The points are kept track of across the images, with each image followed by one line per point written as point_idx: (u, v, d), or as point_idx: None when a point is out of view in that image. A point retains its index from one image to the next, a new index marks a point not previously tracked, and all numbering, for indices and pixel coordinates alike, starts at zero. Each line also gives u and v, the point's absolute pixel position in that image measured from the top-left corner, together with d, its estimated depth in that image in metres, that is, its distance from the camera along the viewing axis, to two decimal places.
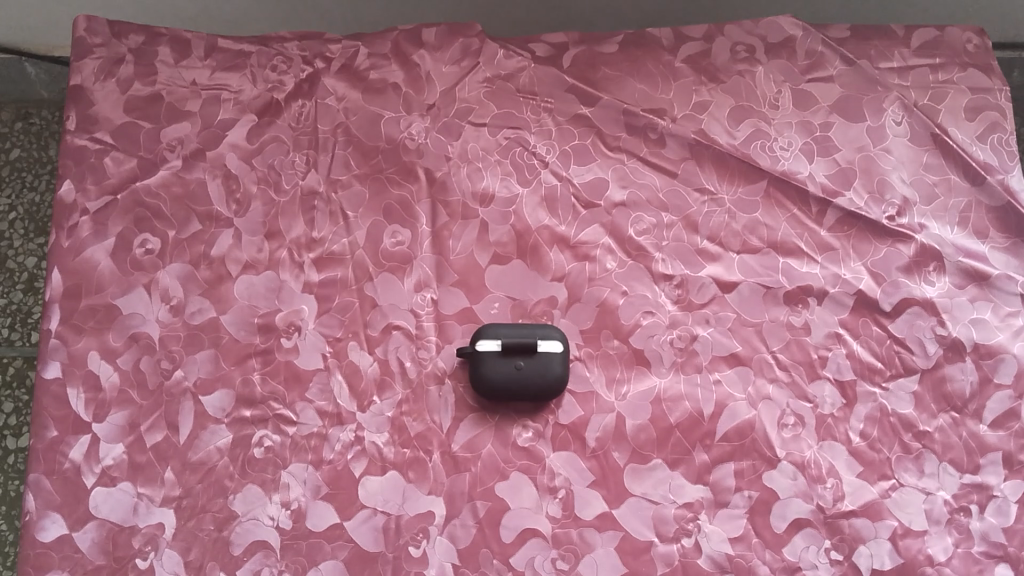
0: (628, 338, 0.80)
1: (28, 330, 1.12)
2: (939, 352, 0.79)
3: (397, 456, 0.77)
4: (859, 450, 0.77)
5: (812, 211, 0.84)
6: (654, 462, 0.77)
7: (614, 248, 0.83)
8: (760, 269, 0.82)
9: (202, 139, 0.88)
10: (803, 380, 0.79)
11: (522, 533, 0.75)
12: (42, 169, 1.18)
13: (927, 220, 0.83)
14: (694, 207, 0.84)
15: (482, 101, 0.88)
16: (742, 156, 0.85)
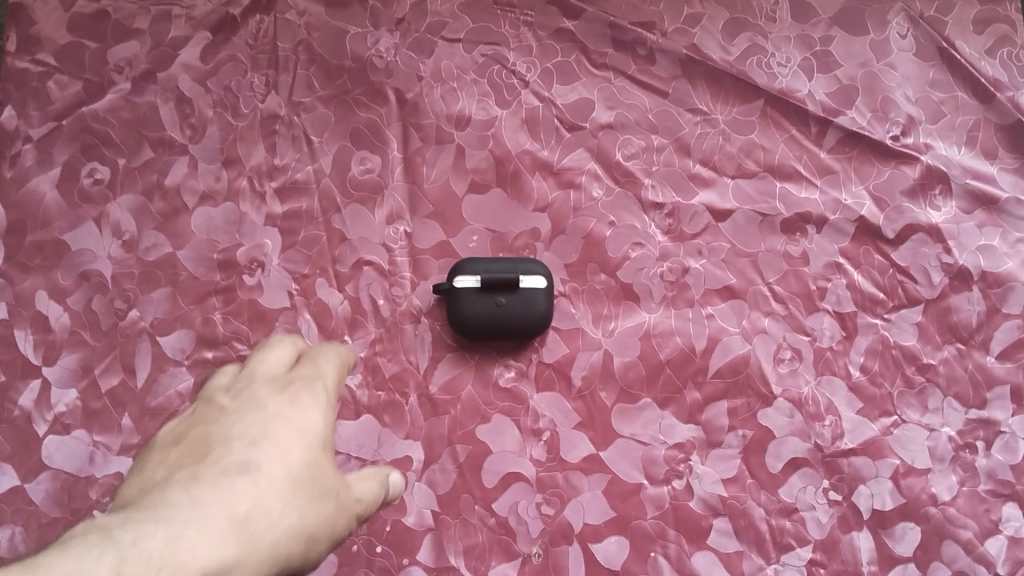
0: (616, 271, 0.75)
1: None
2: (944, 281, 0.74)
3: (372, 400, 0.72)
4: (860, 386, 0.73)
5: (811, 133, 0.78)
6: (644, 402, 0.73)
7: (600, 175, 0.78)
8: (755, 195, 0.77)
9: (153, 60, 0.80)
10: (801, 313, 0.74)
11: (505, 477, 0.71)
12: None
13: (933, 139, 0.78)
14: (686, 128, 0.79)
15: (456, 15, 0.81)
16: (737, 73, 0.79)
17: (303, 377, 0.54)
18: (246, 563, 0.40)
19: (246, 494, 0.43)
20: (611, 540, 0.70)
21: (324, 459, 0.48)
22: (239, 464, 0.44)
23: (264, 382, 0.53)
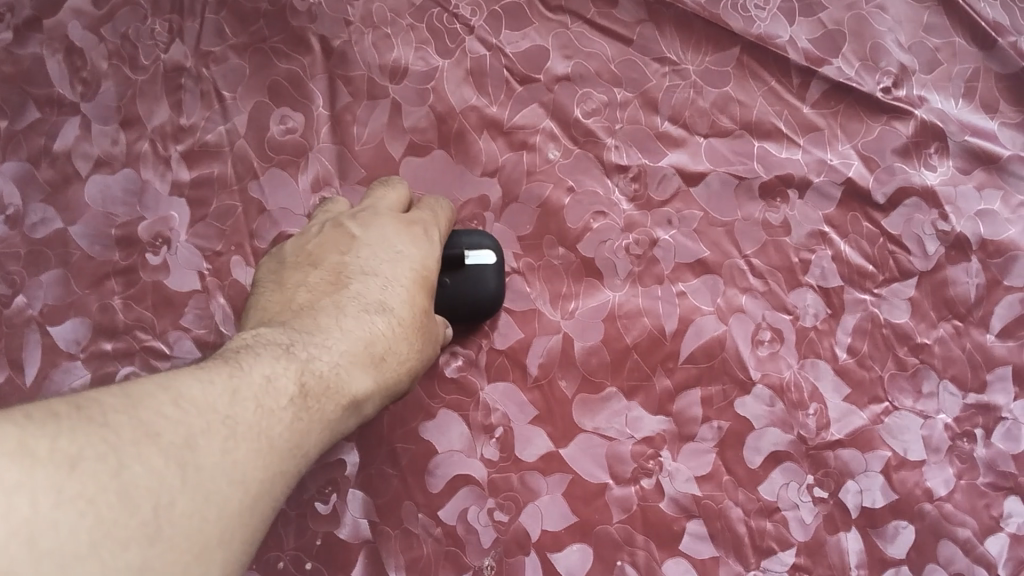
0: (575, 245, 0.67)
1: None
2: (940, 251, 0.66)
3: None
4: (847, 369, 0.65)
5: (793, 84, 0.70)
6: (608, 392, 0.64)
7: (556, 133, 0.69)
8: (730, 155, 0.68)
9: (37, 4, 0.69)
10: (781, 289, 0.66)
11: (453, 480, 0.63)
12: None
13: (928, 91, 0.69)
14: (653, 80, 0.70)
15: None
16: (709, 17, 0.70)
17: (422, 220, 0.58)
18: (377, 392, 0.49)
19: (382, 334, 0.50)
20: (574, 548, 0.62)
21: (429, 292, 0.55)
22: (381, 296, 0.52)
23: (389, 217, 0.57)
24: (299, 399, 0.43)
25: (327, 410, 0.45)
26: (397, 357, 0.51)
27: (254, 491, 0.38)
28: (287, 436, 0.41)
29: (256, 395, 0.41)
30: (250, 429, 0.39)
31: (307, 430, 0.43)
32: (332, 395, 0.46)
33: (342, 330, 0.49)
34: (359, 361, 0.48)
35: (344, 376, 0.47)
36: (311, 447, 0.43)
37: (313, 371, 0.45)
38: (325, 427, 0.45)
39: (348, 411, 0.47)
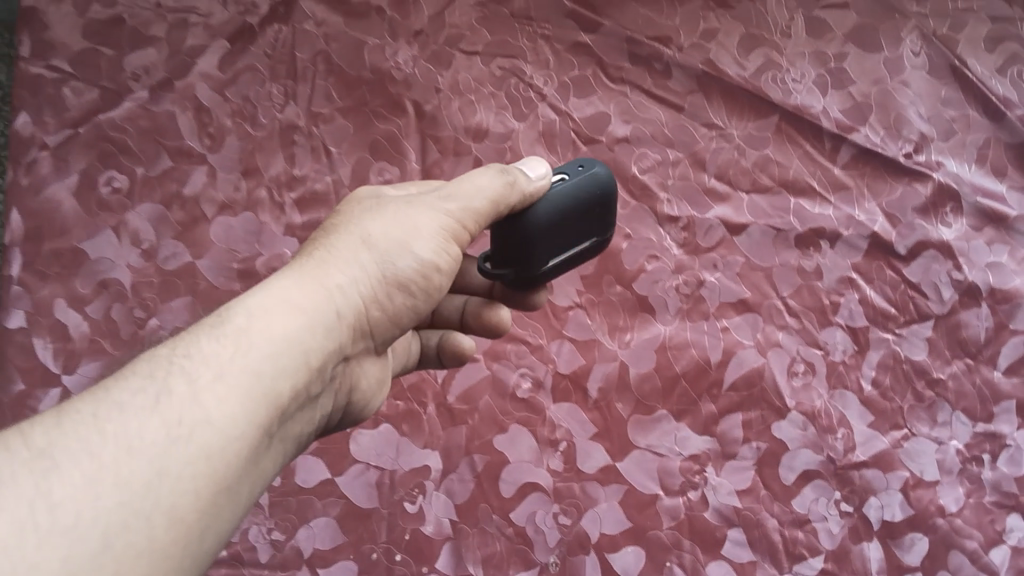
0: (631, 284, 0.76)
1: None
2: (954, 298, 0.75)
3: (390, 409, 0.75)
4: (872, 400, 0.74)
5: (825, 148, 0.80)
6: (659, 414, 0.74)
7: (616, 187, 0.78)
8: (769, 210, 0.78)
9: (170, 68, 0.81)
10: (814, 327, 0.76)
11: (523, 487, 0.72)
12: None
13: (944, 157, 0.79)
14: (701, 143, 0.80)
15: (474, 28, 0.83)
16: (752, 89, 0.81)
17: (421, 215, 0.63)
18: (411, 246, 0.49)
19: (377, 231, 0.49)
20: (628, 550, 0.70)
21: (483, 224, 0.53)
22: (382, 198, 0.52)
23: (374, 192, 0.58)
24: (315, 276, 0.46)
25: (372, 268, 0.48)
26: (447, 212, 0.50)
27: (275, 362, 0.42)
28: (291, 322, 0.44)
29: (269, 288, 0.45)
30: (254, 315, 0.43)
31: (325, 306, 0.46)
32: (371, 254, 0.48)
33: (358, 212, 0.50)
34: (382, 237, 0.48)
35: (376, 245, 0.48)
36: (338, 315, 0.46)
37: (344, 243, 0.48)
38: (375, 286, 0.48)
39: (405, 262, 0.49)
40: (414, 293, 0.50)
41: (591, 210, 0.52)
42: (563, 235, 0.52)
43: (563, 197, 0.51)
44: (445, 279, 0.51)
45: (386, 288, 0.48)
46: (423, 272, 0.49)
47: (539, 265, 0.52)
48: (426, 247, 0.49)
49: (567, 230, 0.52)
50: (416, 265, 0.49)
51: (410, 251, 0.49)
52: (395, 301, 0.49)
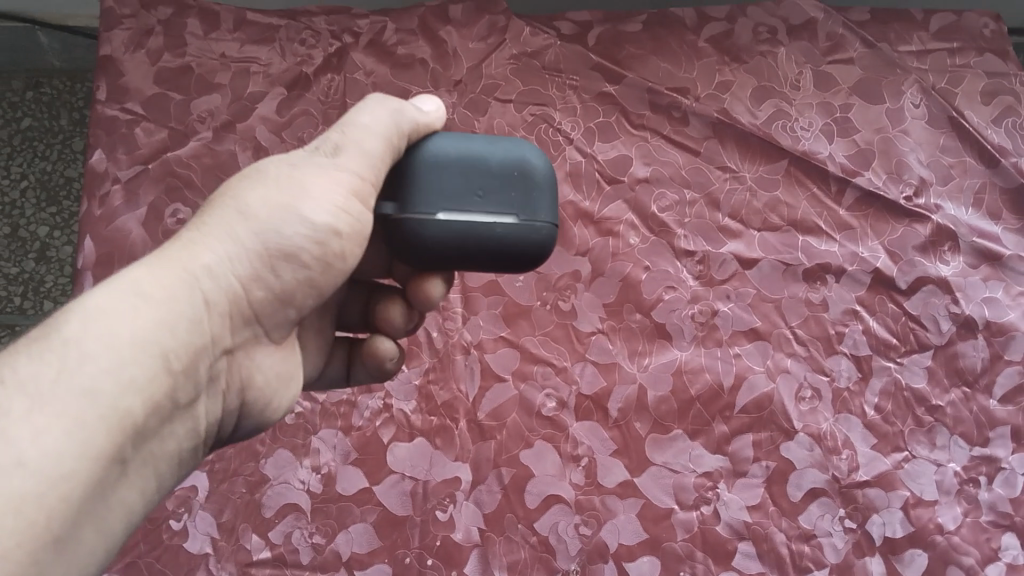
0: (650, 312, 0.83)
1: (39, 298, 1.25)
2: (952, 329, 0.81)
3: (425, 423, 0.80)
4: (874, 423, 0.79)
5: (831, 191, 0.86)
6: (675, 433, 0.79)
7: (637, 223, 0.85)
8: (779, 246, 0.84)
9: (232, 112, 0.89)
10: (821, 355, 0.81)
11: (547, 498, 0.77)
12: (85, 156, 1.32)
13: (943, 200, 0.85)
14: (716, 184, 0.86)
15: (508, 78, 0.90)
16: (763, 135, 0.87)
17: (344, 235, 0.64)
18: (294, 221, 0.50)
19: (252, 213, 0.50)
20: (644, 560, 0.76)
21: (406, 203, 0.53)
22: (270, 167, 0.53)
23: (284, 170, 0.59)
24: (175, 265, 0.48)
25: (251, 238, 0.49)
26: (341, 165, 0.51)
27: (124, 356, 0.43)
28: (140, 316, 0.45)
29: (122, 279, 0.46)
30: (101, 308, 0.44)
31: (185, 292, 0.48)
32: (248, 225, 0.49)
33: (239, 184, 0.51)
34: (259, 206, 0.50)
35: (254, 213, 0.49)
36: (202, 298, 0.48)
37: (215, 222, 0.50)
38: (250, 258, 0.49)
39: (293, 227, 0.49)
40: (309, 263, 0.51)
41: (498, 165, 0.52)
42: (460, 179, 0.51)
43: (471, 145, 0.52)
44: (353, 239, 0.52)
45: (274, 257, 0.50)
46: (319, 238, 0.50)
47: (427, 202, 0.51)
48: (319, 208, 0.50)
49: (464, 174, 0.51)
50: (309, 227, 0.50)
51: (299, 210, 0.49)
52: (285, 275, 0.50)
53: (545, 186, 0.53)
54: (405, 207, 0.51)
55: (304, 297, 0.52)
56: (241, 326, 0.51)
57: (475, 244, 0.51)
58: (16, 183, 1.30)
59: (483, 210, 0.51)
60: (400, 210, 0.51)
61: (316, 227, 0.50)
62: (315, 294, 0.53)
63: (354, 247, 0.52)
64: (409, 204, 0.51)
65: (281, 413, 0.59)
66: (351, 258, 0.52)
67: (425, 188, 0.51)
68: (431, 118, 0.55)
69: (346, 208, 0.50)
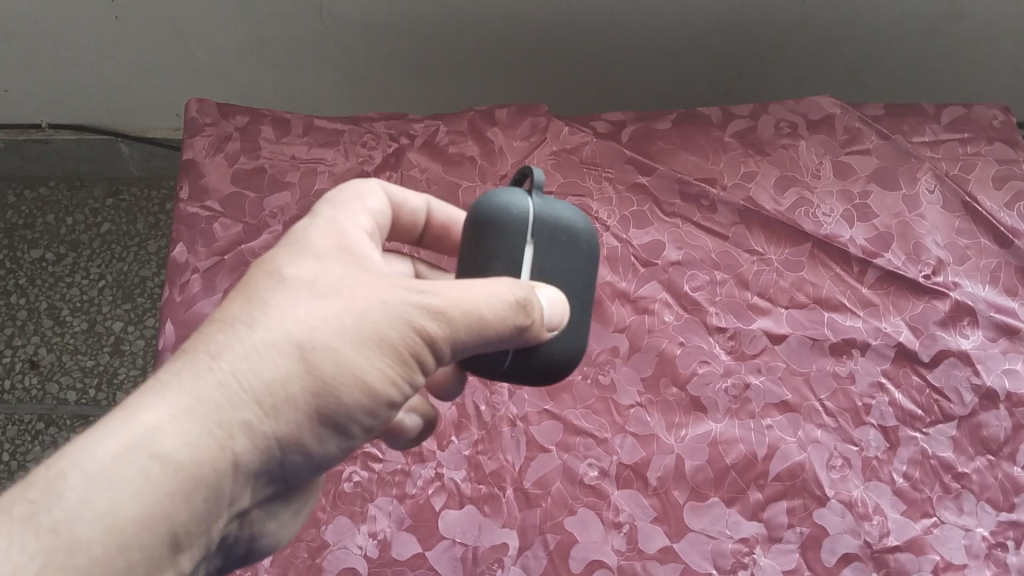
0: (685, 385, 0.87)
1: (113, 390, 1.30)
2: (974, 400, 0.86)
3: (474, 492, 0.83)
4: (903, 490, 0.82)
5: (854, 270, 0.93)
6: (712, 500, 0.82)
7: (671, 302, 0.92)
8: (806, 322, 0.90)
9: (301, 207, 0.98)
10: (850, 425, 0.85)
11: (590, 564, 0.79)
12: (161, 255, 1.41)
13: (961, 278, 0.92)
14: (744, 266, 0.93)
15: (549, 172, 0.99)
16: (788, 221, 0.95)
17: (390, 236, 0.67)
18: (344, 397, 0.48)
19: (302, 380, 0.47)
20: None
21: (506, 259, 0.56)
22: (334, 285, 0.50)
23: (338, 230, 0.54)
24: (207, 420, 0.46)
25: (304, 397, 0.47)
26: (416, 334, 0.49)
27: (125, 541, 0.44)
28: (151, 490, 0.44)
29: (141, 422, 0.45)
30: (115, 474, 0.44)
31: (212, 453, 0.46)
32: (301, 380, 0.47)
33: (299, 302, 0.49)
34: (321, 368, 0.47)
35: (314, 370, 0.47)
36: (231, 458, 0.47)
37: (261, 358, 0.47)
38: (297, 420, 0.48)
39: (354, 394, 0.48)
40: (348, 430, 0.50)
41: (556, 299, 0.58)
42: (552, 255, 0.58)
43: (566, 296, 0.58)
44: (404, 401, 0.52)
45: (320, 427, 0.49)
46: (371, 403, 0.49)
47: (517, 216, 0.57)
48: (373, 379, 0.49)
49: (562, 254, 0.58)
50: (368, 394, 0.49)
51: (365, 378, 0.48)
52: (328, 443, 0.50)
53: (541, 355, 0.57)
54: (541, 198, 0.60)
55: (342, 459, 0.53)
56: (269, 481, 0.51)
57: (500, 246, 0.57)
58: (95, 282, 1.39)
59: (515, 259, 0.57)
60: (532, 199, 0.59)
61: (372, 395, 0.49)
62: (352, 451, 0.53)
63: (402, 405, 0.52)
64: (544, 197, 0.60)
65: (286, 527, 0.60)
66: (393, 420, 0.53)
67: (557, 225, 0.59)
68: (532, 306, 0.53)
69: (408, 374, 0.50)
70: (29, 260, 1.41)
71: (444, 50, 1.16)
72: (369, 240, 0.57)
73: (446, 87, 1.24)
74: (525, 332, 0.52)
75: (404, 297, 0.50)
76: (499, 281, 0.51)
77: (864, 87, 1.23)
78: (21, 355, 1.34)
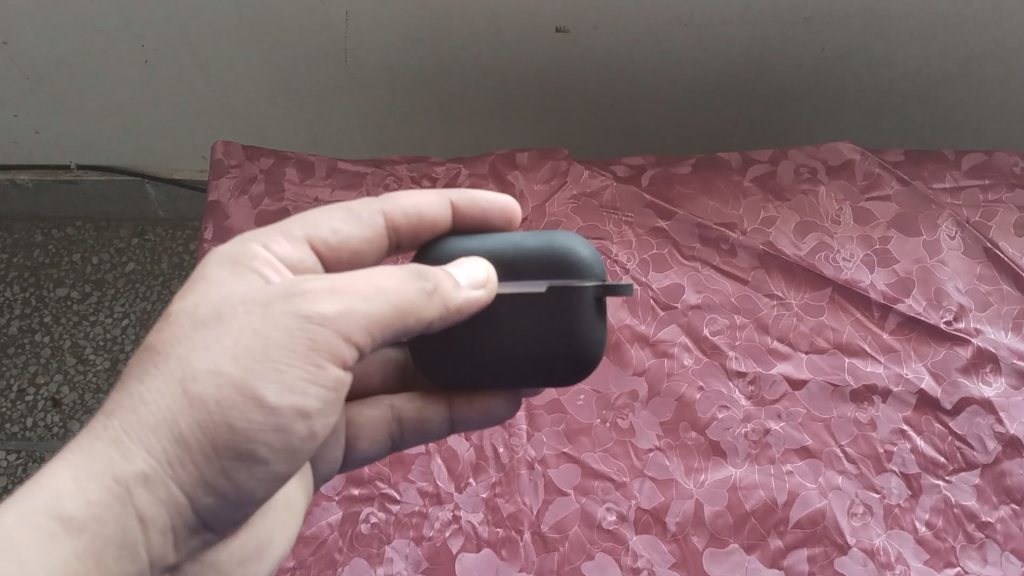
0: (705, 430, 0.87)
1: None
2: (997, 448, 0.85)
3: (491, 535, 0.82)
4: (926, 539, 0.80)
5: (874, 316, 0.92)
6: (731, 547, 0.80)
7: (690, 346, 0.92)
8: (827, 367, 0.89)
9: None
10: (871, 472, 0.84)
11: None
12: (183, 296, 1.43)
13: (982, 324, 0.92)
14: (764, 310, 0.93)
15: (569, 216, 1.00)
16: (808, 265, 0.95)
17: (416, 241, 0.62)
18: (238, 412, 0.47)
19: (189, 407, 0.46)
20: None
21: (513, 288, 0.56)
22: (213, 309, 0.49)
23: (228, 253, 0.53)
24: (105, 472, 0.46)
25: (195, 432, 0.46)
26: (307, 339, 0.48)
27: None
28: (54, 548, 0.44)
29: (39, 486, 0.45)
30: (12, 540, 0.43)
31: (114, 508, 0.46)
32: (188, 414, 0.46)
33: (180, 336, 0.48)
34: (209, 391, 0.46)
35: (199, 401, 0.46)
36: (135, 509, 0.47)
37: (146, 403, 0.47)
38: (195, 455, 0.47)
39: (247, 415, 0.47)
40: (264, 453, 0.48)
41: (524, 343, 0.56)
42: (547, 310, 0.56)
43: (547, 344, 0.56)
44: (322, 412, 0.50)
45: (227, 457, 0.48)
46: (277, 418, 0.48)
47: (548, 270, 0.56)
48: (273, 391, 0.47)
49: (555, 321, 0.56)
50: (265, 410, 0.47)
51: (256, 395, 0.47)
52: (243, 474, 0.49)
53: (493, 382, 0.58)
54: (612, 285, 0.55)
55: (270, 486, 0.51)
56: (189, 531, 0.51)
57: (508, 253, 0.57)
58: (118, 321, 1.41)
59: (505, 274, 0.57)
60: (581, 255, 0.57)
61: (274, 412, 0.47)
62: (278, 477, 0.51)
63: (323, 417, 0.50)
64: (616, 291, 0.55)
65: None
66: (322, 435, 0.51)
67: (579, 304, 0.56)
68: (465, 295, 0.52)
69: (314, 384, 0.49)
70: (53, 298, 1.43)
71: (465, 97, 1.18)
72: (298, 263, 0.56)
73: (468, 132, 1.26)
74: (431, 312, 0.51)
75: (285, 303, 0.48)
76: (387, 273, 0.51)
77: (882, 137, 1.24)
78: (43, 393, 1.34)
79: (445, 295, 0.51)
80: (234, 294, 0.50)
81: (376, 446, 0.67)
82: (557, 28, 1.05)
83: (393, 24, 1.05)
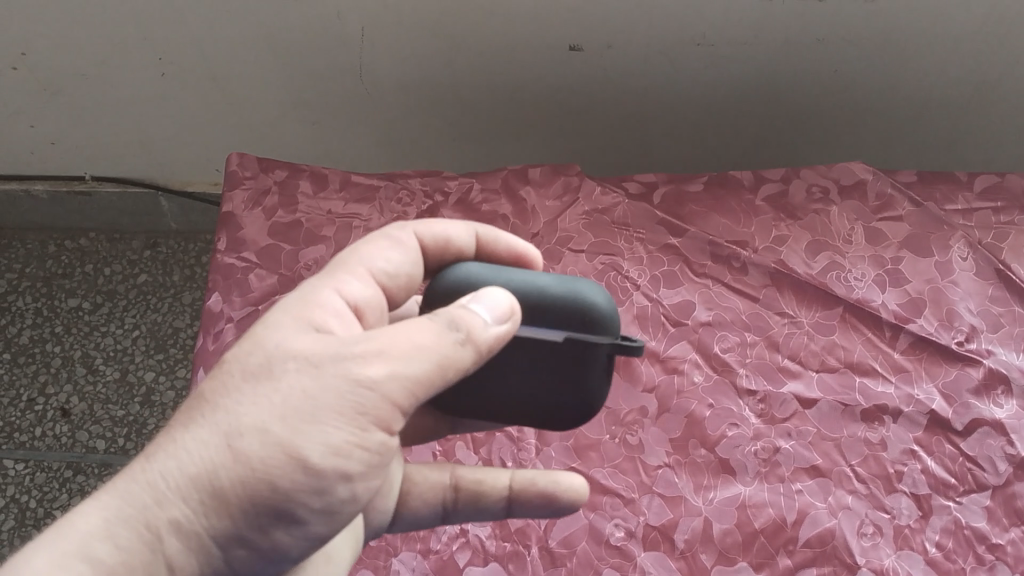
0: (714, 447, 0.87)
1: (141, 441, 1.30)
2: (1009, 470, 0.84)
3: (499, 549, 0.82)
4: (936, 561, 0.80)
5: (886, 335, 0.92)
6: (740, 565, 0.80)
7: (700, 363, 0.91)
8: (838, 386, 0.89)
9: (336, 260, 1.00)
10: (881, 492, 0.83)
11: None
12: (194, 309, 1.43)
13: (994, 346, 0.91)
14: (775, 328, 0.93)
15: (580, 231, 1.00)
16: (819, 284, 0.95)
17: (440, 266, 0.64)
18: (278, 473, 0.46)
19: (229, 462, 0.46)
20: None
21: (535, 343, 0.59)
22: (263, 363, 0.49)
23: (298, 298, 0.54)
24: (138, 518, 0.47)
25: (235, 486, 0.46)
26: (351, 398, 0.47)
27: None
28: None
29: (78, 529, 0.46)
30: None
31: (144, 554, 0.46)
32: (229, 469, 0.46)
33: (231, 387, 0.49)
34: (252, 450, 0.46)
35: (242, 458, 0.46)
36: (165, 557, 0.47)
37: (189, 453, 0.47)
38: (233, 512, 0.47)
39: (291, 475, 0.46)
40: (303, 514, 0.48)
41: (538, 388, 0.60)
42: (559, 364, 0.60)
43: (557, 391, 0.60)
44: (364, 475, 0.49)
45: (266, 515, 0.47)
46: (318, 480, 0.47)
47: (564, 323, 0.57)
48: (315, 451, 0.46)
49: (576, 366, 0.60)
50: (309, 472, 0.46)
51: (301, 456, 0.46)
52: (278, 531, 0.48)
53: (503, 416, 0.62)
54: (626, 344, 0.59)
55: (308, 545, 0.50)
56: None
57: (533, 296, 0.57)
58: (129, 332, 1.41)
59: (530, 317, 0.57)
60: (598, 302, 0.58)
61: (317, 474, 0.47)
62: (319, 537, 0.50)
63: (366, 480, 0.50)
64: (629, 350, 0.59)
65: None
66: (363, 499, 0.50)
67: (594, 357, 0.59)
68: (495, 335, 0.52)
69: (358, 448, 0.48)
70: (65, 308, 1.44)
71: (479, 112, 1.19)
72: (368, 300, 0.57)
73: (480, 148, 1.26)
74: (468, 361, 0.50)
75: (334, 360, 0.48)
76: (423, 325, 0.50)
77: (894, 157, 1.24)
78: (52, 403, 1.35)
79: (480, 341, 0.51)
80: (285, 343, 0.50)
81: (429, 508, 0.66)
82: (570, 45, 1.05)
83: (408, 40, 1.05)
